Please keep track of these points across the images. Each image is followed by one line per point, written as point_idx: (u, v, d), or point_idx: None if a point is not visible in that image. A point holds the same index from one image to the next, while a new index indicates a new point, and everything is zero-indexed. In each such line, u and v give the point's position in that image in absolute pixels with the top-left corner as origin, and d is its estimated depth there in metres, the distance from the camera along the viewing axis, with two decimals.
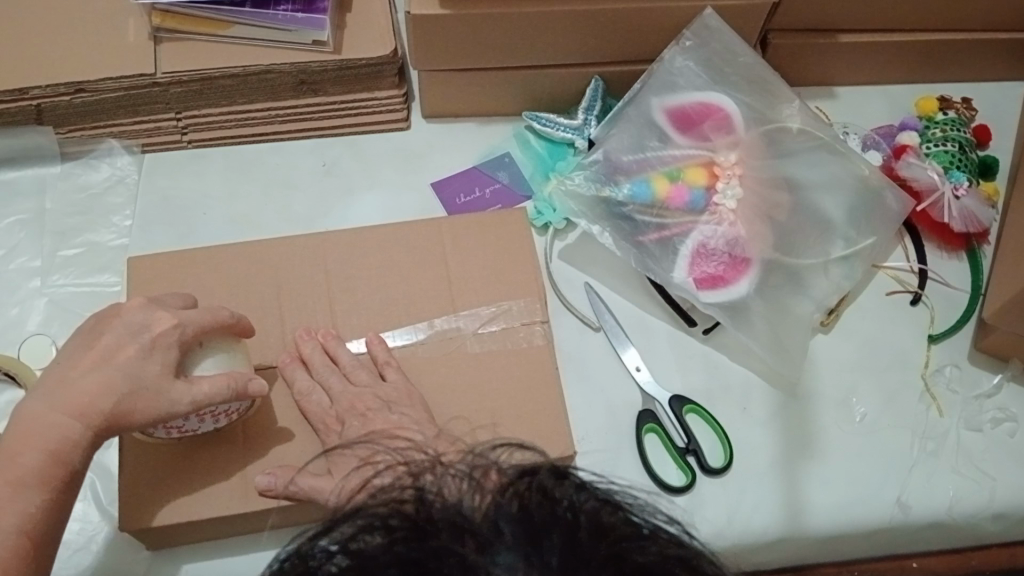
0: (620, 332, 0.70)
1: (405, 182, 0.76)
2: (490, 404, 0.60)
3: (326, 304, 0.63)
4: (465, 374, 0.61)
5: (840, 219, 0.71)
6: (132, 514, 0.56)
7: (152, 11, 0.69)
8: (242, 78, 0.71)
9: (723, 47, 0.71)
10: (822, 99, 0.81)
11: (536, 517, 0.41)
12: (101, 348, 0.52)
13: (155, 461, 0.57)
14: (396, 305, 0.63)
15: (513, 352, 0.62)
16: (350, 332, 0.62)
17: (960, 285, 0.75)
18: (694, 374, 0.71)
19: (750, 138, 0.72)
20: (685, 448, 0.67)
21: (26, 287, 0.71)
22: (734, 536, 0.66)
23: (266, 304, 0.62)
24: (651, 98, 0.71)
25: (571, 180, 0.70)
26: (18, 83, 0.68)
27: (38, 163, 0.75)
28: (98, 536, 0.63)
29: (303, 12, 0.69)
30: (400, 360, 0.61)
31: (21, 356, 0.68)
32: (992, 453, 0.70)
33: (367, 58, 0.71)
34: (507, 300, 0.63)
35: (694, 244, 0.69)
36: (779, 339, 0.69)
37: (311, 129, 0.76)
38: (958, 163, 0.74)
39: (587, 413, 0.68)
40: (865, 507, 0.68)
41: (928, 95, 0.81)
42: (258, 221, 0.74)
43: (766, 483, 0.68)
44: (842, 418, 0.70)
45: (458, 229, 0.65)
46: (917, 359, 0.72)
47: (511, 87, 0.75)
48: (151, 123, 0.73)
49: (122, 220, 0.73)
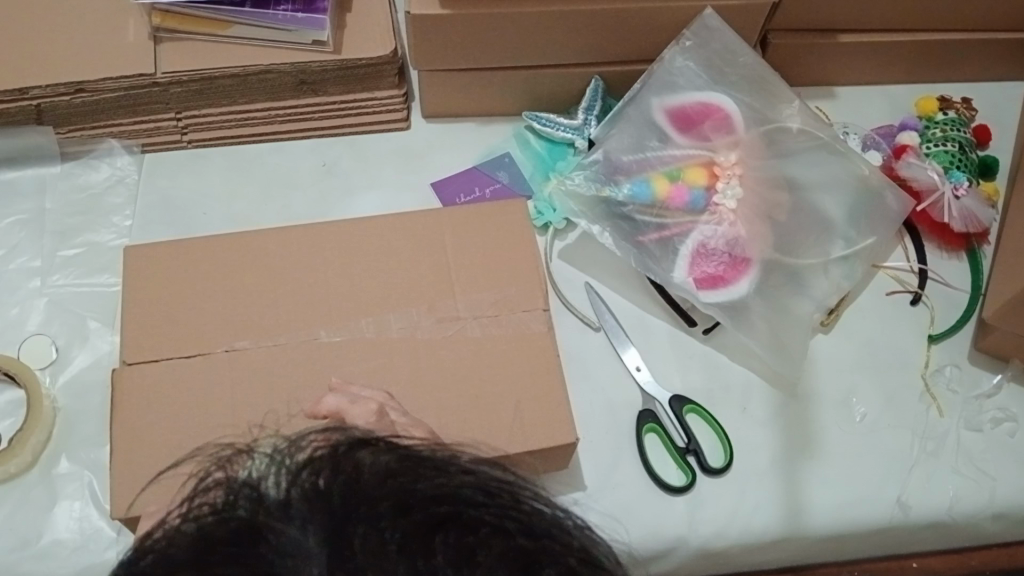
0: (620, 331, 0.70)
1: (406, 181, 0.76)
2: (492, 396, 0.60)
3: (325, 288, 0.62)
4: (466, 358, 0.60)
5: (840, 220, 0.71)
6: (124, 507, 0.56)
7: (152, 11, 0.69)
8: (242, 79, 0.71)
9: (724, 46, 0.71)
10: (822, 99, 0.81)
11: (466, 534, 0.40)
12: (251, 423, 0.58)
13: (147, 456, 0.57)
14: (396, 290, 0.62)
15: (513, 338, 0.61)
16: (350, 315, 0.61)
17: (960, 285, 0.75)
18: (695, 374, 0.71)
19: (750, 137, 0.72)
20: (685, 448, 0.67)
21: (26, 287, 0.71)
22: (734, 536, 0.66)
23: (266, 293, 0.62)
24: (651, 98, 0.71)
25: (571, 180, 0.70)
26: (18, 83, 0.68)
27: (38, 163, 0.75)
28: (97, 535, 0.64)
29: (303, 12, 0.69)
30: (400, 345, 0.60)
31: (21, 356, 0.69)
32: (992, 453, 0.70)
33: (367, 58, 0.71)
34: (507, 289, 0.63)
35: (694, 244, 0.69)
36: (780, 339, 0.69)
37: (311, 129, 0.76)
38: (958, 163, 0.74)
39: (588, 413, 0.68)
40: (865, 507, 0.68)
41: (928, 95, 0.81)
42: (257, 220, 0.74)
43: (766, 483, 0.68)
44: (842, 418, 0.70)
45: (458, 222, 0.65)
46: (917, 358, 0.72)
47: (511, 87, 0.75)
48: (151, 123, 0.73)
49: (122, 220, 0.74)
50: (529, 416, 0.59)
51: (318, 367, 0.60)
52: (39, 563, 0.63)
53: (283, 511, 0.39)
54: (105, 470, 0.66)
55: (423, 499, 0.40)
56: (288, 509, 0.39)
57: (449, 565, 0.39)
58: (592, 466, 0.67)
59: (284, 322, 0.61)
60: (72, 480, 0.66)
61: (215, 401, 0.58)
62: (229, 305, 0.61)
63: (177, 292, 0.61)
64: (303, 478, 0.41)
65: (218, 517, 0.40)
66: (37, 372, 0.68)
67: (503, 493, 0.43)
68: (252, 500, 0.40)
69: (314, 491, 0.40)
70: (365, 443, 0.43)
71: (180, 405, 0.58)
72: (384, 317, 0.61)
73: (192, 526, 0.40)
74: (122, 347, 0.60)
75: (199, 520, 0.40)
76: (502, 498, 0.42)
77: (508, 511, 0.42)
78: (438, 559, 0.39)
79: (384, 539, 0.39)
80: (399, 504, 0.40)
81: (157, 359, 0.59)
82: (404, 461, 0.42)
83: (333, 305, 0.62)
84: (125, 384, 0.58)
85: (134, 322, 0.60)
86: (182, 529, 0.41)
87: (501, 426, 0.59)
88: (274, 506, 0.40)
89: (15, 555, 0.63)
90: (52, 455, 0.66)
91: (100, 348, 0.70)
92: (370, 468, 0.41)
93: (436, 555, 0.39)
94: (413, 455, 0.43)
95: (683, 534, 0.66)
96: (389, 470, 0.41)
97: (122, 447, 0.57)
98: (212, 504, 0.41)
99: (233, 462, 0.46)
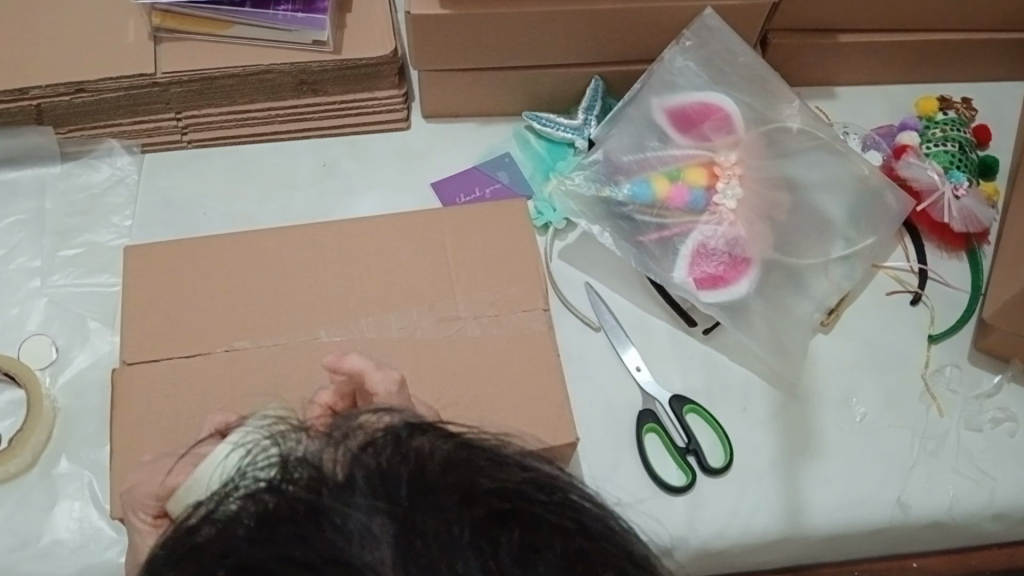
0: (620, 331, 0.70)
1: (406, 181, 0.76)
2: (492, 397, 0.59)
3: (324, 288, 0.62)
4: (466, 358, 0.60)
5: (841, 219, 0.71)
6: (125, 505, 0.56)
7: (152, 11, 0.69)
8: (242, 79, 0.71)
9: (724, 46, 0.71)
10: (822, 99, 0.81)
11: (529, 532, 0.40)
12: None
13: (147, 455, 0.57)
14: (396, 291, 0.62)
15: (513, 338, 0.61)
16: (350, 315, 0.61)
17: (960, 285, 0.75)
18: (695, 374, 0.71)
19: (750, 137, 0.72)
20: (685, 448, 0.67)
21: (26, 287, 0.71)
22: (734, 535, 0.66)
23: (266, 291, 0.62)
24: (651, 98, 0.71)
25: (571, 180, 0.70)
26: (18, 83, 0.68)
27: (38, 163, 0.75)
28: (97, 536, 0.64)
29: (303, 12, 0.69)
30: (400, 345, 0.60)
31: (21, 356, 0.69)
32: (992, 453, 0.70)
33: (368, 58, 0.71)
34: (507, 289, 0.63)
35: (694, 243, 0.69)
36: (780, 339, 0.69)
37: (311, 129, 0.76)
38: (958, 163, 0.74)
39: (588, 413, 0.68)
40: (864, 507, 0.68)
41: (928, 95, 0.81)
42: (257, 220, 0.74)
43: (766, 483, 0.68)
44: (842, 419, 0.70)
45: (458, 222, 0.65)
46: (916, 358, 0.72)
47: (512, 87, 0.75)
48: (151, 123, 0.73)
49: (122, 220, 0.74)
50: (529, 416, 0.59)
51: (318, 367, 0.59)
52: (39, 563, 0.63)
53: (347, 492, 0.38)
54: (105, 470, 0.66)
55: (487, 492, 0.40)
56: (351, 488, 0.39)
57: (514, 561, 0.39)
58: (591, 466, 0.67)
59: (283, 322, 0.61)
60: (72, 480, 0.66)
61: (215, 401, 0.58)
62: (229, 303, 0.61)
63: (177, 291, 0.61)
64: (366, 456, 0.40)
65: (278, 493, 0.39)
66: (37, 372, 0.68)
67: (558, 491, 0.42)
68: (313, 478, 0.39)
69: (376, 471, 0.39)
70: (421, 430, 0.42)
71: (179, 405, 0.58)
72: (383, 317, 0.61)
73: (248, 506, 0.39)
74: (122, 347, 0.60)
75: (255, 499, 0.39)
76: (558, 496, 0.42)
77: (567, 510, 0.41)
78: (502, 554, 0.39)
79: (453, 533, 0.38)
80: (463, 495, 0.39)
81: (158, 359, 0.59)
82: (463, 451, 0.41)
83: (333, 305, 0.62)
84: (125, 383, 0.58)
85: (134, 322, 0.60)
86: (237, 508, 0.40)
87: (503, 427, 0.59)
88: (336, 485, 0.39)
89: (16, 555, 0.63)
90: (52, 455, 0.66)
91: (100, 348, 0.70)
92: (432, 456, 0.40)
93: (501, 549, 0.39)
94: (470, 444, 0.42)
95: (683, 534, 0.66)
96: (451, 461, 0.41)
97: (122, 448, 0.57)
98: (269, 477, 0.40)
99: (284, 440, 0.43)
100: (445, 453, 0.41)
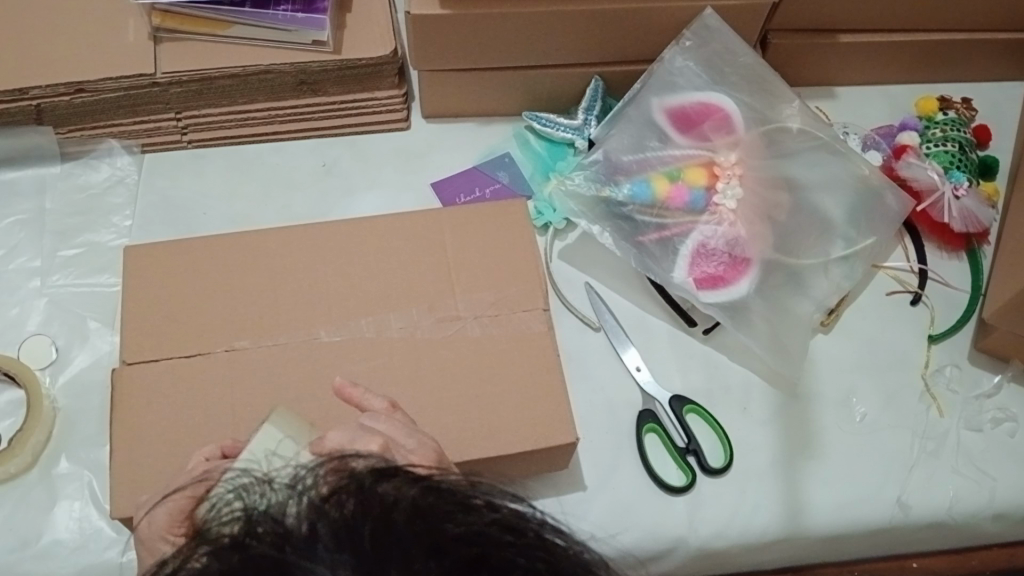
0: (620, 331, 0.70)
1: (406, 182, 0.76)
2: (491, 398, 0.59)
3: (323, 289, 0.62)
4: (466, 358, 0.60)
5: (841, 220, 0.71)
6: (123, 504, 0.56)
7: (152, 11, 0.69)
8: (242, 79, 0.71)
9: (724, 46, 0.71)
10: (822, 99, 0.81)
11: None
12: (247, 421, 0.58)
13: (147, 456, 0.57)
14: (395, 290, 0.62)
15: (513, 337, 0.61)
16: (350, 314, 0.61)
17: (960, 285, 0.75)
18: (695, 374, 0.71)
19: (750, 137, 0.72)
20: (685, 448, 0.67)
21: (26, 287, 0.71)
22: (734, 536, 0.66)
23: (265, 292, 0.62)
24: (651, 98, 0.71)
25: (571, 180, 0.70)
26: (18, 83, 0.68)
27: (38, 163, 0.75)
28: (97, 535, 0.64)
29: (303, 12, 0.69)
30: (399, 345, 0.60)
31: (21, 356, 0.69)
32: (992, 453, 0.70)
33: (367, 58, 0.71)
34: (508, 289, 0.63)
35: (694, 243, 0.69)
36: (780, 339, 0.69)
37: (311, 129, 0.76)
38: (958, 163, 0.74)
39: (588, 413, 0.68)
40: (864, 508, 0.68)
41: (928, 95, 0.81)
42: (257, 220, 0.74)
43: (766, 483, 0.68)
44: (842, 419, 0.70)
45: (458, 222, 0.65)
46: (917, 358, 0.72)
47: (512, 87, 0.75)
48: (151, 123, 0.73)
49: (122, 221, 0.73)
50: (529, 415, 0.59)
51: (318, 367, 0.59)
52: (38, 563, 0.63)
53: (312, 546, 0.36)
54: (105, 470, 0.66)
55: (454, 539, 0.38)
56: (315, 543, 0.36)
57: None
58: (592, 466, 0.67)
59: (283, 323, 0.61)
60: (72, 480, 0.65)
61: (214, 401, 0.58)
62: (227, 305, 0.61)
63: (177, 292, 0.61)
64: (330, 509, 0.38)
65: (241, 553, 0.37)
66: (37, 372, 0.68)
67: (528, 531, 0.40)
68: (276, 537, 0.37)
69: (340, 523, 0.37)
70: (387, 476, 0.40)
71: (179, 404, 0.58)
72: (383, 317, 0.61)
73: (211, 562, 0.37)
74: (122, 347, 0.60)
75: (219, 554, 0.37)
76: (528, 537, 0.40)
77: (538, 552, 0.39)
78: None
79: None
80: (428, 544, 0.37)
81: (157, 359, 0.59)
82: (429, 494, 0.40)
83: (332, 305, 0.62)
84: (124, 383, 0.58)
85: (134, 322, 0.60)
86: (201, 566, 0.38)
87: (502, 427, 0.59)
88: (300, 540, 0.37)
89: (16, 555, 0.63)
90: (52, 455, 0.66)
91: (100, 348, 0.70)
92: (397, 504, 0.38)
93: None
94: (436, 488, 0.40)
95: (683, 534, 0.66)
96: (416, 507, 0.39)
97: (121, 448, 0.57)
98: (231, 536, 0.38)
99: (251, 491, 0.41)
100: (408, 498, 0.39)
